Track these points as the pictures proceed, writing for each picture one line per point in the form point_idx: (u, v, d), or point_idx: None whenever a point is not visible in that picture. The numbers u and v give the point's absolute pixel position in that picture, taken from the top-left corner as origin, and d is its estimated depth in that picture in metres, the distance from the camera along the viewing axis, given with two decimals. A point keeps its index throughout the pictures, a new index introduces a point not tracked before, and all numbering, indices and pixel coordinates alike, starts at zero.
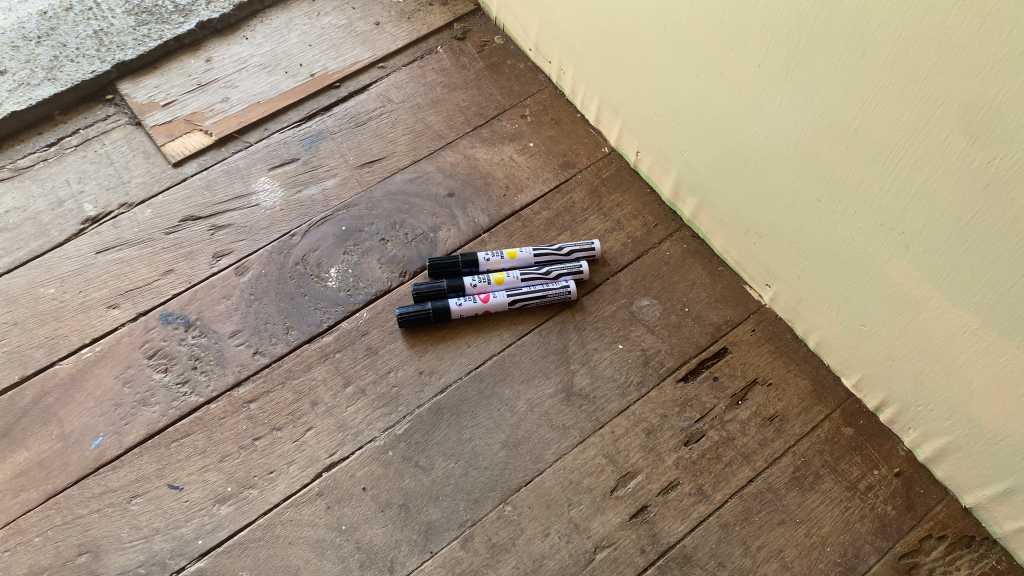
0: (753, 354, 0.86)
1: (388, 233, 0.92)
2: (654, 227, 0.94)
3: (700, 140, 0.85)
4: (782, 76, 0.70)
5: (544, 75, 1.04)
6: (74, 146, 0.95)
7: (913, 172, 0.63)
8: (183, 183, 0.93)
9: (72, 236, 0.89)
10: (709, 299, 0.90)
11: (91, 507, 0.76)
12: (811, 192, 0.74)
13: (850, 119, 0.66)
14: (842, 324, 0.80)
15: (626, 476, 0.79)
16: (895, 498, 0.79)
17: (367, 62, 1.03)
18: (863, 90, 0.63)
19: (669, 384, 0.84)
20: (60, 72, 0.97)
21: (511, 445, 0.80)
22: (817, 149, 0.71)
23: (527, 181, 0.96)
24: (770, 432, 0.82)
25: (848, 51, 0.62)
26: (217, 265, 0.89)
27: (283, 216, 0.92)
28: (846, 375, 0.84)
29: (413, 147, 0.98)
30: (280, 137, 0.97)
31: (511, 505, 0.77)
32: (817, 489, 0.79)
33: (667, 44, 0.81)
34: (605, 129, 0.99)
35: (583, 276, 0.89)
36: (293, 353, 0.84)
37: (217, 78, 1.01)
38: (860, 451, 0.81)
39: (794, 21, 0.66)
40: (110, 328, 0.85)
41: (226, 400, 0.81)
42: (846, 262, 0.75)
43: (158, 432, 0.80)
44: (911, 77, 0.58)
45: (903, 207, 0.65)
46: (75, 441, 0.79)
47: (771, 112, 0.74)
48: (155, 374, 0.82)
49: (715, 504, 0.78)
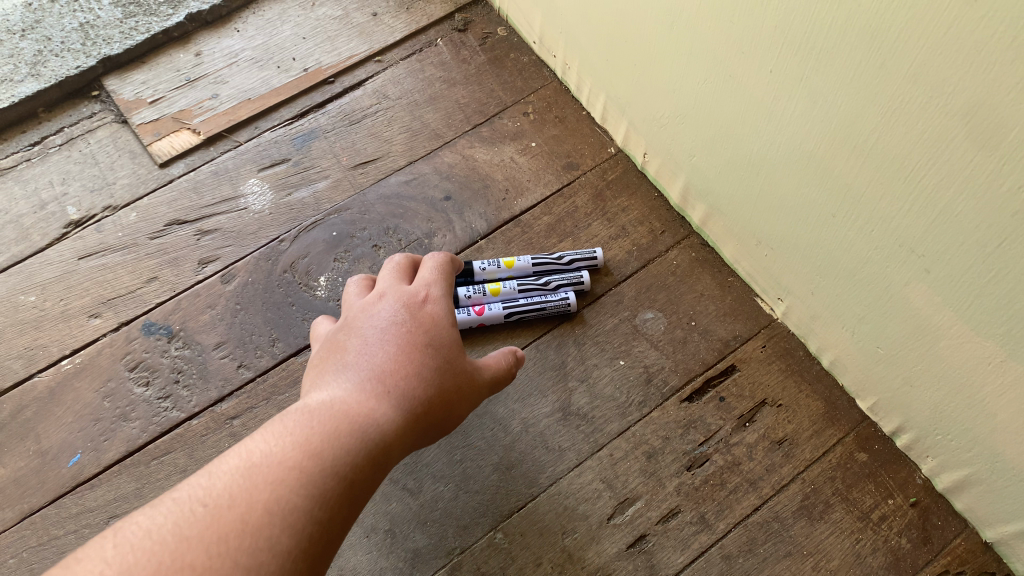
0: (763, 372, 0.81)
1: (381, 238, 0.87)
2: (661, 234, 0.89)
3: (708, 145, 0.80)
4: (795, 83, 0.65)
5: (549, 69, 0.99)
6: (57, 145, 0.92)
7: (935, 194, 0.58)
8: (169, 185, 0.90)
9: (54, 241, 0.86)
10: (718, 312, 0.85)
11: (67, 528, 0.73)
12: (825, 207, 0.69)
13: (865, 132, 0.60)
14: (858, 345, 0.75)
15: (624, 502, 0.75)
16: (910, 531, 0.74)
17: (363, 55, 0.99)
18: (881, 103, 0.58)
19: (673, 405, 0.80)
20: (44, 67, 0.93)
21: (503, 468, 0.77)
22: (831, 161, 0.66)
23: (528, 184, 0.91)
24: (778, 457, 0.78)
25: (865, 61, 0.57)
26: (202, 272, 0.85)
27: (273, 220, 0.88)
28: (861, 397, 0.79)
29: (409, 147, 0.93)
30: (271, 136, 0.93)
31: (502, 532, 0.74)
32: (827, 519, 0.75)
33: (675, 43, 0.75)
34: (612, 129, 0.94)
35: (583, 287, 0.84)
36: (278, 367, 0.80)
37: (206, 73, 0.96)
38: (874, 479, 0.77)
39: (808, 25, 0.60)
40: (91, 339, 0.82)
41: (208, 417, 0.78)
42: (861, 282, 0.70)
43: (138, 449, 0.77)
44: (934, 92, 0.53)
45: (924, 229, 0.60)
46: (53, 457, 0.76)
47: (783, 120, 0.68)
48: (136, 388, 0.80)
49: (718, 533, 0.74)
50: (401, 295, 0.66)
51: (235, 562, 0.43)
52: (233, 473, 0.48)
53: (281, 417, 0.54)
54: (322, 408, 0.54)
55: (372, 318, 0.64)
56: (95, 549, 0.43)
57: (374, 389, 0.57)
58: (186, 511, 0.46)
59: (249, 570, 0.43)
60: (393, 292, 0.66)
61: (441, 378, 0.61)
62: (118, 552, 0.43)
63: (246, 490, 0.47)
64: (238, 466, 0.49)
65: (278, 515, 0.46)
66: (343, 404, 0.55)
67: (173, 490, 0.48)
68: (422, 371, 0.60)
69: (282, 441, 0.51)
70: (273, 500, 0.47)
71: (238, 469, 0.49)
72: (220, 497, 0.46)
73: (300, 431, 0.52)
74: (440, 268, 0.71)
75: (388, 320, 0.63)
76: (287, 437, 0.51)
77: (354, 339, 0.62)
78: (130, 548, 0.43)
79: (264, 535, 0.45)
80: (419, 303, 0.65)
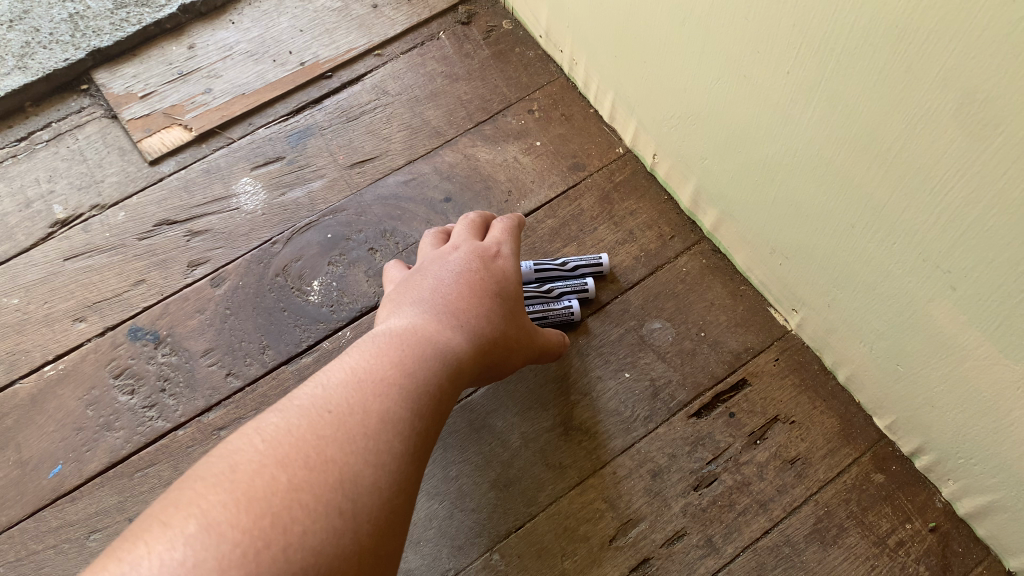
0: (776, 387, 0.78)
1: (378, 241, 0.84)
2: (671, 239, 0.85)
3: (721, 148, 0.75)
4: (813, 85, 0.60)
5: (555, 64, 0.95)
6: (45, 141, 0.90)
7: (964, 208, 0.53)
8: (159, 183, 0.87)
9: (40, 241, 0.84)
10: (729, 322, 0.81)
11: (46, 543, 0.70)
12: (844, 216, 0.65)
13: (888, 139, 0.56)
14: (876, 362, 0.71)
15: (627, 524, 0.72)
16: (929, 558, 0.70)
17: (362, 49, 0.95)
18: (906, 109, 0.53)
19: (680, 420, 0.76)
20: (32, 59, 0.91)
21: (501, 485, 0.74)
22: (850, 169, 0.61)
23: (531, 185, 0.88)
24: (790, 477, 0.74)
25: (890, 64, 0.52)
26: (192, 275, 0.82)
27: (265, 221, 0.85)
28: (879, 415, 0.75)
29: (408, 146, 0.90)
30: (265, 133, 0.90)
31: (499, 553, 0.71)
32: (841, 544, 0.71)
33: (686, 41, 0.71)
34: (620, 128, 0.90)
35: (587, 295, 0.81)
36: (268, 376, 0.77)
37: (199, 67, 0.94)
38: (891, 502, 0.73)
39: (828, 24, 0.56)
40: (75, 344, 0.79)
41: (195, 427, 0.75)
42: (881, 296, 0.66)
43: (121, 460, 0.74)
44: (965, 98, 0.48)
45: (950, 244, 0.56)
46: (33, 468, 0.74)
47: (799, 124, 0.64)
48: (121, 396, 0.76)
49: (726, 558, 0.70)
50: (476, 246, 0.70)
51: (366, 462, 0.47)
52: (343, 387, 0.52)
53: (368, 341, 0.59)
54: (416, 333, 0.59)
55: (443, 264, 0.68)
56: (241, 447, 0.47)
57: (460, 322, 0.62)
58: (312, 415, 0.49)
59: (375, 469, 0.47)
60: (464, 242, 0.71)
61: (511, 322, 0.66)
62: (268, 444, 0.47)
63: (359, 400, 0.51)
64: (347, 376, 0.53)
65: (390, 425, 0.50)
66: (434, 332, 0.60)
67: (289, 397, 0.51)
68: (494, 312, 0.65)
69: (383, 360, 0.55)
70: (385, 413, 0.51)
71: (348, 383, 0.52)
72: (339, 405, 0.50)
73: (399, 352, 0.56)
74: (510, 228, 0.75)
75: (460, 265, 0.68)
76: (386, 358, 0.55)
77: (434, 279, 0.66)
78: (277, 441, 0.47)
79: (381, 442, 0.49)
80: (492, 257, 0.69)
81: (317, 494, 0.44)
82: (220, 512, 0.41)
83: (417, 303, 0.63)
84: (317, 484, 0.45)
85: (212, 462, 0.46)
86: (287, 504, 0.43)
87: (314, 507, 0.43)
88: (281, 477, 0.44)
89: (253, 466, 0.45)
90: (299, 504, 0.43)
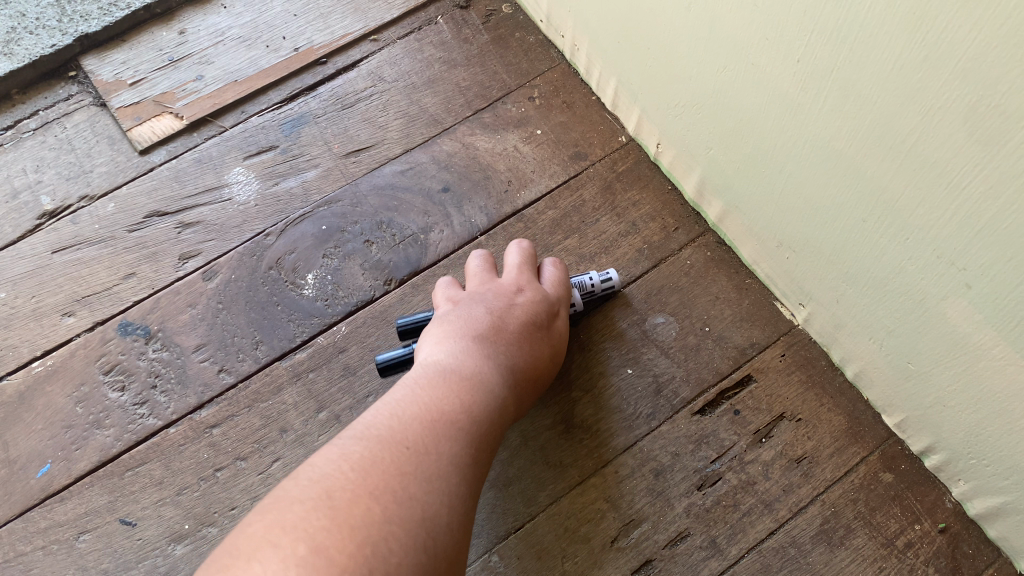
0: (782, 384, 0.76)
1: (374, 233, 0.82)
2: (674, 230, 0.83)
3: (728, 137, 0.73)
4: (825, 74, 0.58)
5: (556, 50, 0.92)
6: (32, 130, 0.88)
7: (981, 205, 0.51)
8: (150, 174, 0.85)
9: (27, 233, 0.82)
10: (734, 317, 0.79)
11: (35, 544, 0.69)
12: (855, 211, 0.63)
13: (903, 133, 0.54)
14: (886, 358, 0.69)
15: (629, 525, 0.70)
16: (938, 560, 0.68)
17: (358, 34, 0.93)
18: (922, 102, 0.51)
19: (683, 418, 0.74)
20: (18, 46, 0.89)
21: (500, 485, 0.72)
22: (863, 161, 0.59)
23: (532, 175, 0.85)
24: (796, 477, 0.72)
25: (906, 54, 0.50)
26: (183, 268, 0.80)
27: (258, 213, 0.83)
28: (887, 413, 0.73)
29: (405, 134, 0.88)
30: (258, 121, 0.88)
31: (498, 554, 0.70)
32: (848, 545, 0.69)
33: (691, 26, 0.69)
34: (623, 116, 0.87)
35: (593, 290, 0.77)
36: (261, 373, 0.75)
37: (190, 53, 0.91)
38: (899, 502, 0.71)
39: (841, 10, 0.53)
40: (64, 340, 0.77)
41: (186, 425, 0.73)
42: (893, 293, 0.63)
43: (111, 459, 0.72)
44: (984, 89, 0.46)
45: (965, 242, 0.54)
46: (21, 467, 0.72)
47: (810, 116, 0.62)
48: (111, 393, 0.75)
49: (730, 559, 0.69)
50: (533, 285, 0.73)
51: (442, 501, 0.50)
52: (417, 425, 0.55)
53: (437, 373, 0.61)
54: (483, 378, 0.61)
55: (505, 298, 0.71)
56: (329, 476, 0.49)
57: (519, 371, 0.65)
58: (391, 450, 0.52)
59: (451, 508, 0.50)
60: (519, 275, 0.73)
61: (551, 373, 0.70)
62: (353, 473, 0.49)
63: (434, 442, 0.53)
64: (423, 414, 0.55)
65: (458, 469, 0.53)
66: (497, 380, 0.62)
67: (367, 427, 0.54)
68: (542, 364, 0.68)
69: (455, 403, 0.58)
70: (455, 459, 0.54)
71: (422, 421, 0.55)
72: (417, 443, 0.53)
73: (467, 398, 0.59)
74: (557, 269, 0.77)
75: (522, 305, 0.70)
76: (457, 401, 0.58)
77: (498, 313, 0.69)
78: (363, 473, 0.49)
79: (455, 485, 0.52)
80: (550, 302, 0.72)
81: (406, 527, 0.47)
82: (324, 537, 0.44)
83: (482, 338, 0.65)
84: (406, 519, 0.47)
85: (304, 486, 0.48)
86: (383, 536, 0.45)
87: (406, 540, 0.46)
88: (375, 508, 0.47)
89: (346, 495, 0.47)
90: (394, 538, 0.46)
